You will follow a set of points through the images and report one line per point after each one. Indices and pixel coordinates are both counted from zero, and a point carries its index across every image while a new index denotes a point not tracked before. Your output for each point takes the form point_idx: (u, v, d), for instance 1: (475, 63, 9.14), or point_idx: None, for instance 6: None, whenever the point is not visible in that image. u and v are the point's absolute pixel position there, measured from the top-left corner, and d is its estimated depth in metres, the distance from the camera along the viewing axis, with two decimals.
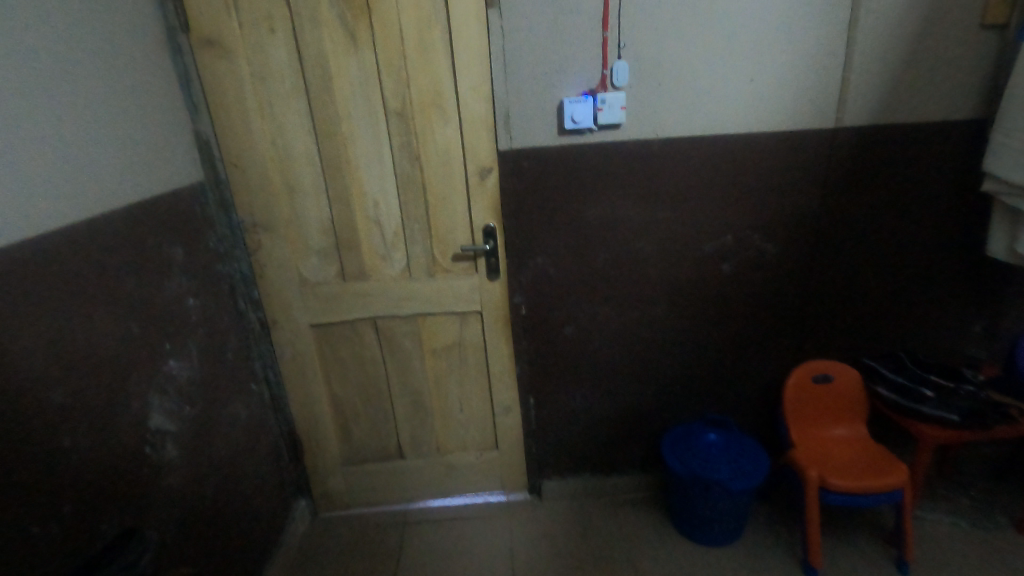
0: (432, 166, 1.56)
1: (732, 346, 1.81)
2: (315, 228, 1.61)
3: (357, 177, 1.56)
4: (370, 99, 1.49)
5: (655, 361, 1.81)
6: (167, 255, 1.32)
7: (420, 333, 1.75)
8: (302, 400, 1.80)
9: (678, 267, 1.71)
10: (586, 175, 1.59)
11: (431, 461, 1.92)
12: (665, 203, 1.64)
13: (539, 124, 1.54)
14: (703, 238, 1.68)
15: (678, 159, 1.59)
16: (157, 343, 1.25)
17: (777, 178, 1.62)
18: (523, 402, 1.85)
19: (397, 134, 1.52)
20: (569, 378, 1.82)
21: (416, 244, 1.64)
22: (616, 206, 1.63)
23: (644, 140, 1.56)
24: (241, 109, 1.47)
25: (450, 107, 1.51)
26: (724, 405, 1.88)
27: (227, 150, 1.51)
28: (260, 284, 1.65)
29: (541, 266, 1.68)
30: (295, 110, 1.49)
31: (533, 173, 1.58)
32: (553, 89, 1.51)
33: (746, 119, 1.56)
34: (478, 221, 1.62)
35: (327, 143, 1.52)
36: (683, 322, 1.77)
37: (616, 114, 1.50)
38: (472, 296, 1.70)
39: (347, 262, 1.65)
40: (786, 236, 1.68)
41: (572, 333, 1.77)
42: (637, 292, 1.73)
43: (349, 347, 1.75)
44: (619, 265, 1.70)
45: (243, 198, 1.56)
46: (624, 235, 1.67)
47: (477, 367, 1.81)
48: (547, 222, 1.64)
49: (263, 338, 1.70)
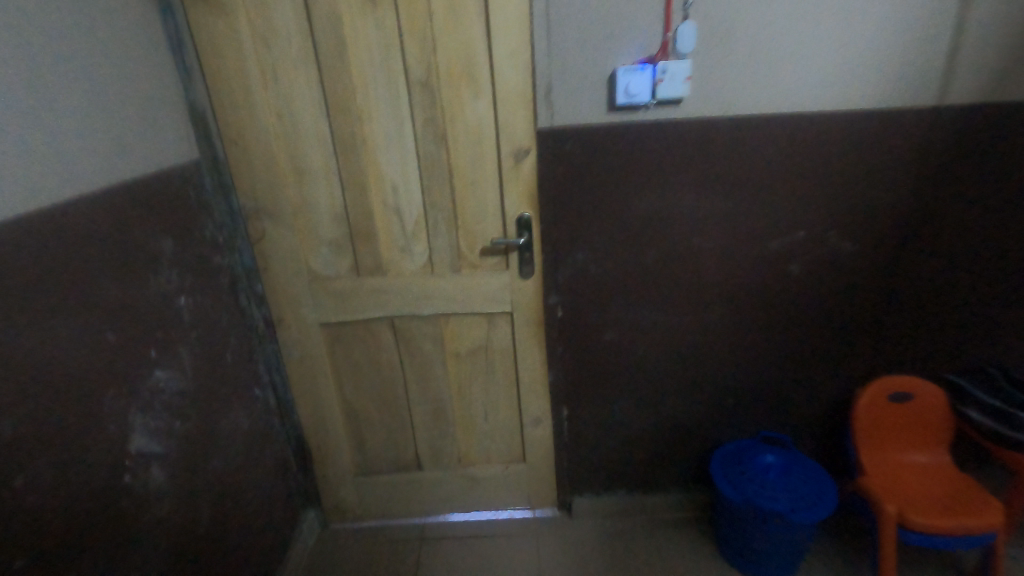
0: (460, 147, 1.35)
1: (793, 357, 1.59)
2: (325, 217, 1.41)
3: (374, 158, 1.36)
4: (390, 65, 1.28)
5: (706, 372, 1.61)
6: (154, 248, 1.13)
7: (442, 336, 1.55)
8: (311, 404, 1.62)
9: (738, 267, 1.49)
10: (638, 160, 1.37)
11: (452, 474, 1.74)
12: (728, 193, 1.41)
13: (586, 98, 1.31)
14: (769, 234, 1.46)
15: (747, 142, 1.36)
16: (143, 352, 1.07)
17: (862, 166, 1.39)
18: (555, 412, 1.66)
19: (420, 109, 1.31)
20: (608, 388, 1.63)
21: (440, 236, 1.44)
22: (671, 196, 1.41)
23: (708, 119, 1.33)
24: (241, 77, 1.27)
25: (482, 77, 1.29)
26: (782, 423, 1.67)
27: (225, 125, 1.31)
28: (264, 278, 1.46)
29: (581, 264, 1.48)
30: (304, 80, 1.28)
31: (576, 157, 1.36)
32: (605, 57, 1.28)
33: (831, 94, 1.32)
34: (511, 211, 1.41)
35: (340, 118, 1.31)
36: (740, 330, 1.56)
37: (678, 87, 1.27)
38: (503, 295, 1.50)
39: (362, 255, 1.45)
40: (867, 233, 1.45)
41: (614, 338, 1.56)
42: (690, 295, 1.52)
43: (362, 348, 1.57)
44: (671, 264, 1.48)
45: (244, 181, 1.36)
46: (678, 229, 1.45)
47: (505, 374, 1.62)
48: (590, 214, 1.42)
49: (268, 337, 1.52)
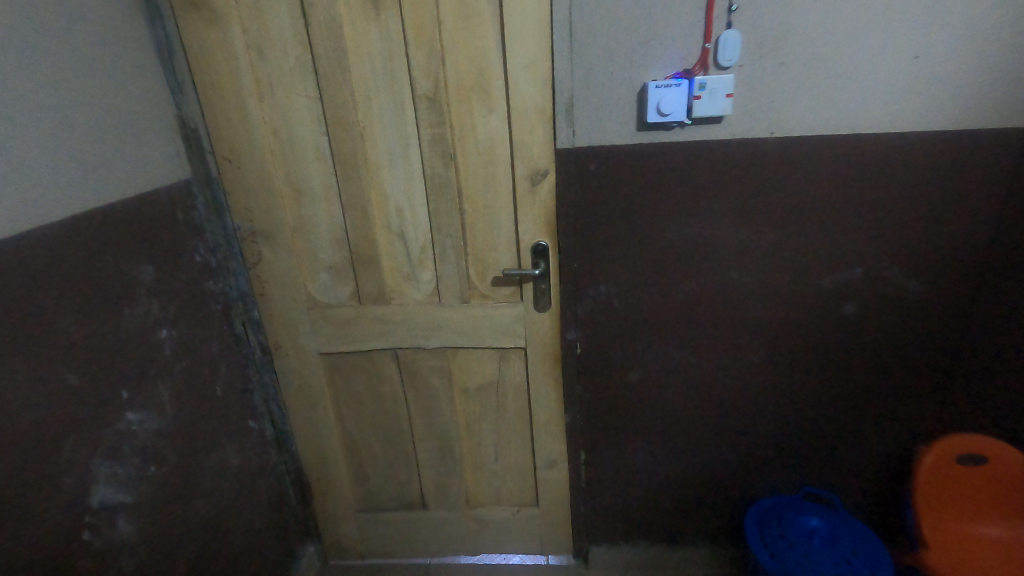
0: (471, 167, 1.22)
1: (842, 409, 1.40)
2: (325, 240, 1.30)
3: (377, 178, 1.24)
4: (395, 78, 1.16)
5: (741, 420, 1.43)
6: (132, 278, 1.04)
7: (450, 370, 1.43)
8: (310, 436, 1.52)
9: (783, 304, 1.31)
10: (670, 183, 1.21)
11: (459, 514, 1.61)
12: (774, 222, 1.24)
13: (612, 115, 1.17)
14: (820, 268, 1.28)
15: (798, 166, 1.19)
16: (112, 394, 0.98)
17: (934, 195, 1.19)
18: (573, 456, 1.51)
19: (427, 126, 1.19)
20: (630, 433, 1.47)
21: (448, 264, 1.31)
22: (708, 224, 1.25)
23: (753, 140, 1.17)
24: (235, 90, 1.17)
25: (496, 90, 1.16)
26: (828, 481, 1.47)
27: (219, 142, 1.22)
28: (261, 303, 1.37)
29: (603, 297, 1.33)
30: (302, 93, 1.18)
31: (600, 180, 1.21)
32: (635, 70, 1.13)
33: (899, 112, 1.14)
34: (526, 237, 1.28)
35: (340, 135, 1.20)
36: (781, 375, 1.38)
37: (719, 104, 1.11)
38: (516, 329, 1.36)
39: (364, 282, 1.34)
40: (937, 272, 1.25)
41: (639, 378, 1.41)
42: (726, 335, 1.35)
43: (364, 380, 1.45)
44: (705, 299, 1.32)
45: (239, 201, 1.27)
46: (715, 261, 1.28)
47: (518, 412, 1.48)
48: (614, 243, 1.27)
49: (266, 365, 1.43)
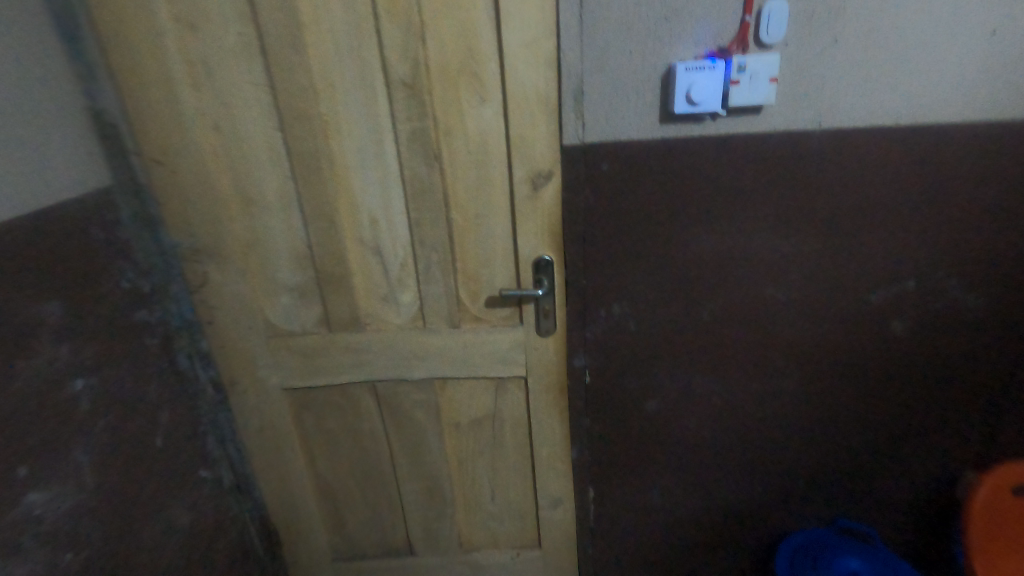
0: (459, 169, 1.01)
1: (887, 436, 1.24)
2: (284, 257, 1.08)
3: (346, 182, 1.03)
4: (362, 60, 0.94)
5: (773, 450, 1.27)
6: (34, 319, 0.82)
7: (438, 403, 1.23)
8: (276, 479, 1.31)
9: (823, 322, 1.14)
10: (697, 186, 1.02)
11: (451, 560, 1.42)
12: (816, 230, 1.06)
13: (630, 105, 0.97)
14: (867, 281, 1.10)
15: (848, 164, 1.01)
16: (5, 471, 0.76)
17: (1002, 195, 1.02)
18: (580, 494, 1.32)
19: (404, 119, 0.98)
20: (645, 467, 1.29)
21: (433, 283, 1.10)
22: (741, 232, 1.06)
23: (796, 134, 0.98)
24: (162, 75, 0.94)
25: (488, 75, 0.95)
26: (865, 514, 1.32)
27: (146, 141, 0.99)
28: (209, 332, 1.15)
29: (617, 318, 1.14)
30: (248, 79, 0.95)
31: (615, 182, 1.02)
32: (659, 49, 0.93)
33: (970, 100, 0.96)
34: (527, 251, 1.07)
35: (298, 131, 0.98)
36: (820, 400, 1.21)
37: (760, 91, 0.92)
38: (514, 356, 1.17)
39: (332, 305, 1.12)
40: (999, 284, 1.09)
41: (656, 408, 1.23)
42: (757, 359, 1.18)
43: (337, 416, 1.25)
44: (734, 319, 1.14)
45: (175, 212, 1.04)
46: (747, 275, 1.10)
47: (517, 447, 1.29)
48: (629, 256, 1.08)
49: (220, 403, 1.21)
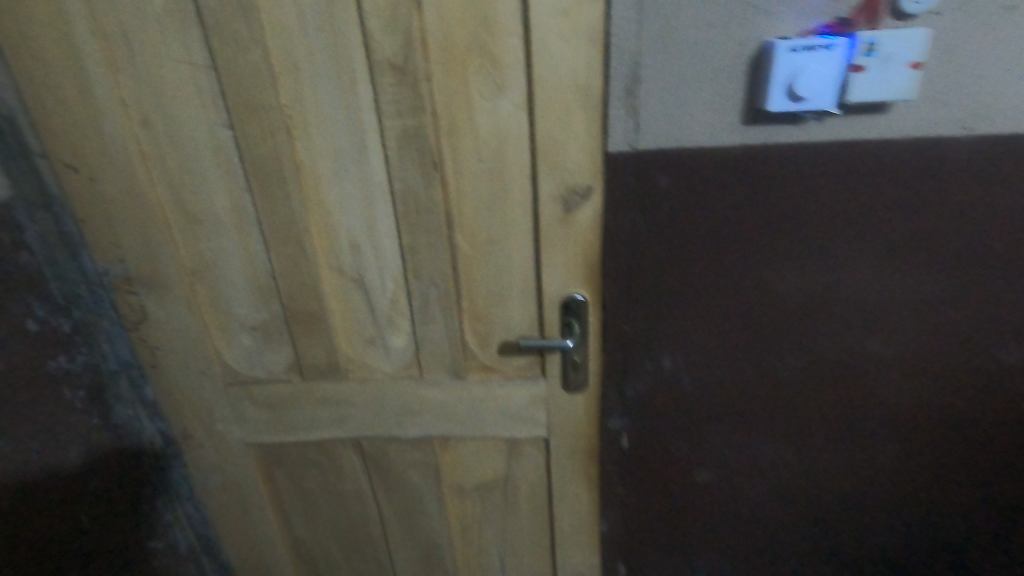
0: (467, 181, 0.76)
1: (1007, 520, 0.97)
2: (241, 288, 0.85)
3: (318, 196, 0.78)
4: (336, 32, 0.69)
5: (857, 531, 1.00)
6: None
7: (437, 465, 0.99)
8: (243, 543, 1.09)
9: (940, 385, 0.87)
10: (788, 207, 0.76)
11: None
12: (944, 268, 0.79)
13: (704, 99, 0.71)
14: (1006, 335, 0.83)
15: (1000, 180, 0.74)
16: None
17: None
18: (608, 569, 1.09)
19: (393, 114, 0.72)
20: (691, 544, 1.05)
21: (432, 325, 0.86)
22: (841, 269, 0.80)
23: (932, 140, 0.72)
24: (68, 52, 0.70)
25: (507, 55, 0.69)
26: None
27: (52, 139, 0.75)
28: (153, 376, 0.92)
29: (667, 372, 0.89)
30: (183, 58, 0.71)
31: (675, 201, 0.76)
32: (750, 21, 0.67)
33: None
34: (554, 289, 0.83)
35: (253, 128, 0.74)
36: (925, 477, 0.95)
37: (891, 82, 0.66)
38: (533, 414, 0.93)
39: (305, 347, 0.89)
40: None
41: (710, 479, 0.98)
42: (845, 426, 0.92)
43: (315, 475, 1.02)
44: (821, 378, 0.88)
45: (99, 232, 0.80)
46: (844, 324, 0.84)
47: (534, 516, 1.05)
48: (688, 296, 0.83)
49: (171, 459, 0.99)
